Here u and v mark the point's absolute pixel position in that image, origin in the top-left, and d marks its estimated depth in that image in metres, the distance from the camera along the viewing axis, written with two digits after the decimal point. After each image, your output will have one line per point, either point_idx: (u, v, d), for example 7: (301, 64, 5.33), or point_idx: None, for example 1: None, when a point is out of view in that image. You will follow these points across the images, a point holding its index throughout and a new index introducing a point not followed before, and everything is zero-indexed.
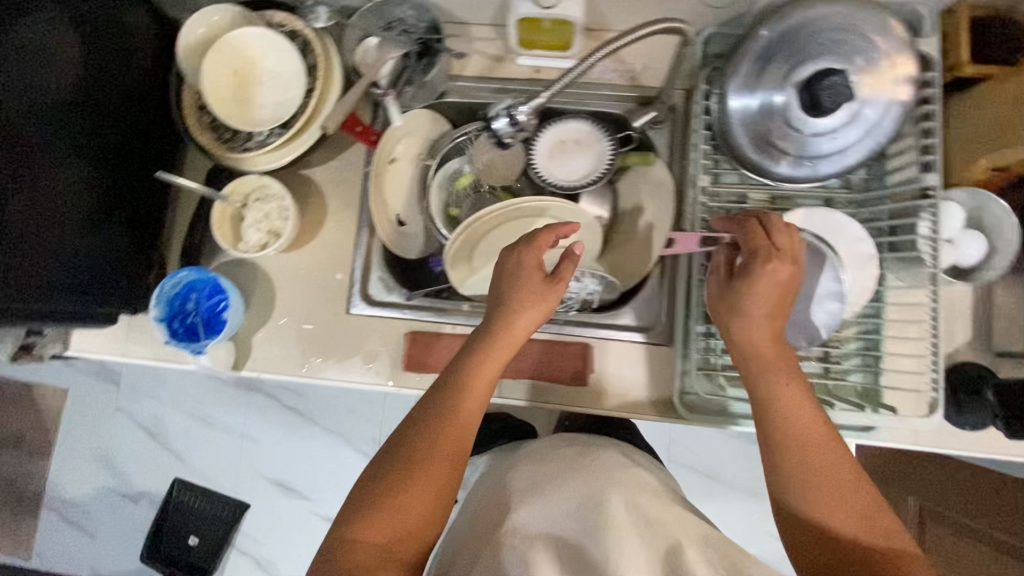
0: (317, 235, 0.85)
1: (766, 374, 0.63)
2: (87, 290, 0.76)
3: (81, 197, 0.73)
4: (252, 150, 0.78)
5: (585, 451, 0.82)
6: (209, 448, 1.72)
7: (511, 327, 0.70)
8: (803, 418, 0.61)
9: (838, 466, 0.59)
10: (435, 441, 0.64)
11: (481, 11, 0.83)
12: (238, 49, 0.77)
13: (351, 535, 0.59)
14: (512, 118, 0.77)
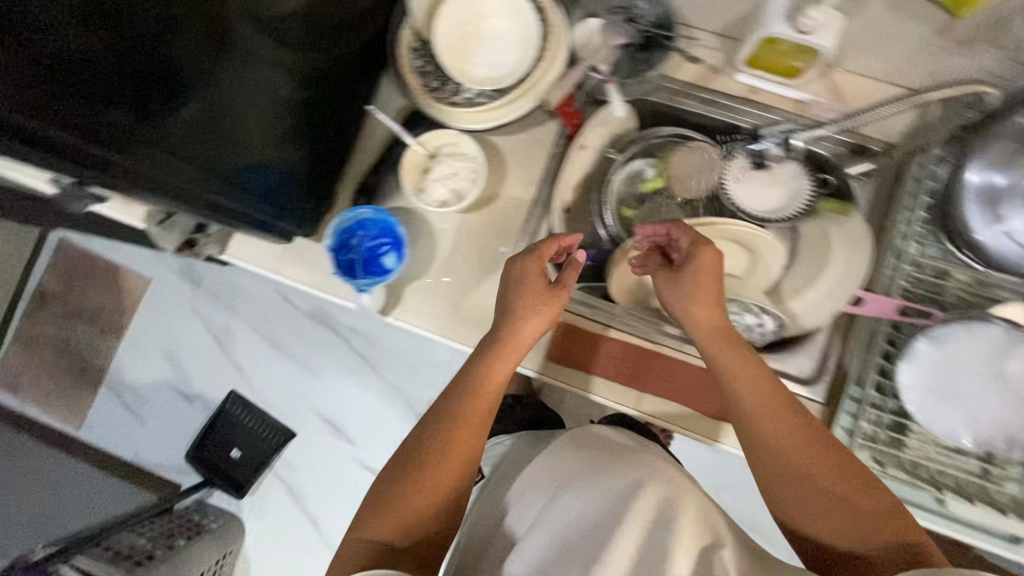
0: (489, 204, 0.84)
1: (711, 347, 0.68)
2: (269, 198, 0.78)
3: (274, 108, 0.75)
4: (459, 106, 0.77)
5: (597, 437, 0.76)
6: (270, 370, 1.74)
7: (518, 330, 0.71)
8: (781, 414, 0.64)
9: (836, 458, 0.61)
10: (449, 437, 0.67)
11: (716, 18, 0.79)
12: (475, 4, 0.76)
13: (368, 535, 0.63)
14: (786, 143, 0.79)
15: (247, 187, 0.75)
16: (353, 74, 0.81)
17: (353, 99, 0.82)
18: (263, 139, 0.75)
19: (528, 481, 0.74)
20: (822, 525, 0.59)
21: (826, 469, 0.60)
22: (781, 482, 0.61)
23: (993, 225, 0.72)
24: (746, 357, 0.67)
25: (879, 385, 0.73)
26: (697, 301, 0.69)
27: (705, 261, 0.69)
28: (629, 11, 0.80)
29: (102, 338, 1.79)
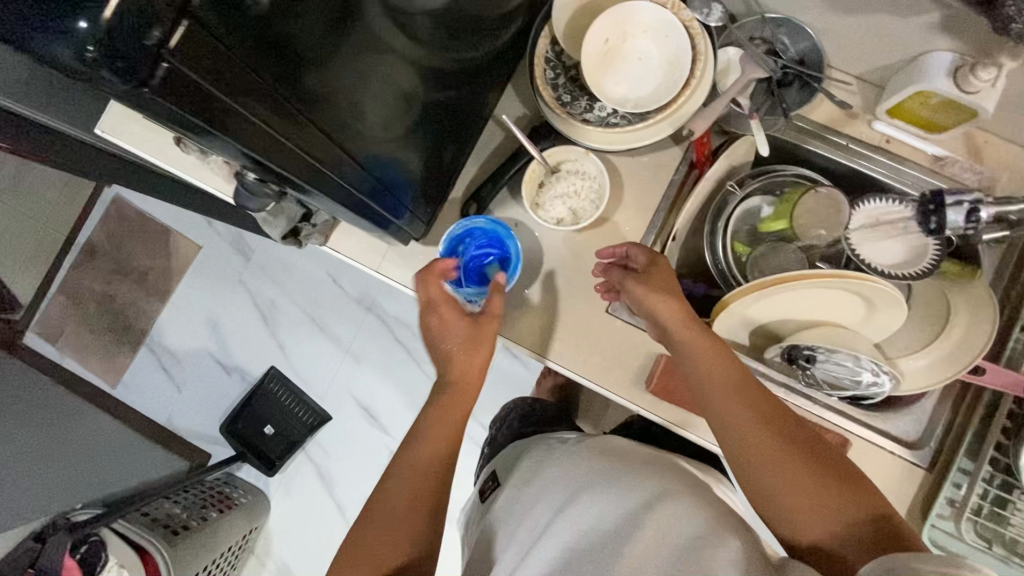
0: (602, 225, 0.82)
1: (684, 356, 0.67)
2: (383, 187, 0.68)
3: (404, 100, 0.66)
4: (592, 124, 0.75)
5: (615, 445, 0.74)
6: (311, 352, 1.73)
7: (449, 355, 0.75)
8: (724, 396, 0.63)
9: (768, 422, 0.61)
10: (415, 453, 0.72)
11: (862, 63, 0.78)
12: (625, 20, 0.73)
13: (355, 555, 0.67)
14: (971, 214, 0.67)
15: (376, 183, 0.67)
16: (483, 76, 0.79)
17: (478, 102, 0.81)
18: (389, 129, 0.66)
19: (536, 487, 0.72)
20: (791, 510, 0.56)
21: (782, 447, 0.59)
22: (742, 464, 0.60)
23: None
24: (721, 349, 0.67)
25: (991, 458, 0.72)
26: (659, 293, 0.69)
27: (657, 271, 0.71)
28: (773, 44, 0.78)
29: (147, 299, 1.79)
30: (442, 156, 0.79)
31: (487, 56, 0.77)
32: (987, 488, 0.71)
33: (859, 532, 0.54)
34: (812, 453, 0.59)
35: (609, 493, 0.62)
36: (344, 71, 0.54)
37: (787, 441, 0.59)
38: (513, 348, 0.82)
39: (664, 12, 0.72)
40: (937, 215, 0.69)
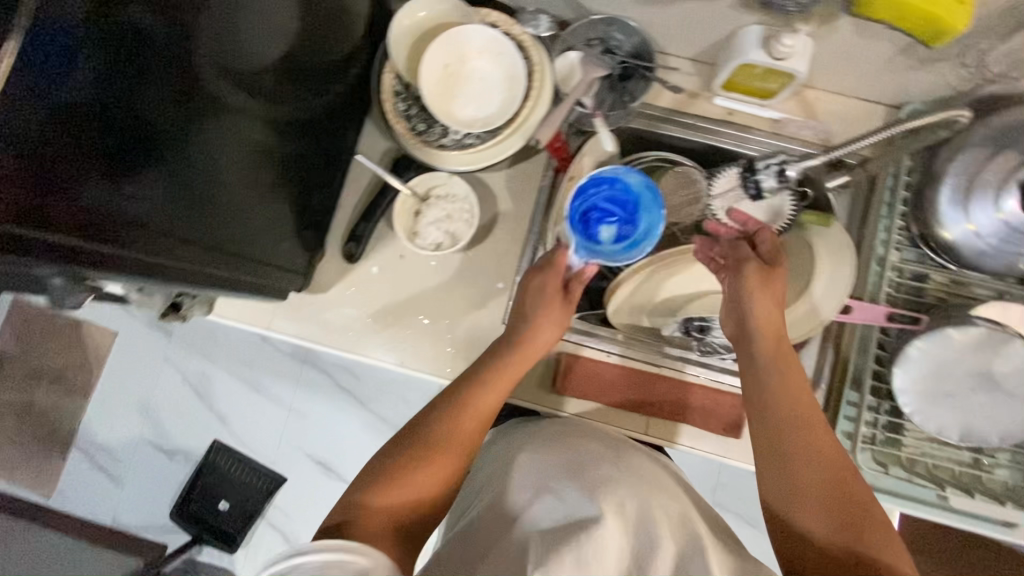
0: (483, 243, 0.85)
1: (761, 343, 0.67)
2: (241, 254, 0.69)
3: (255, 158, 0.69)
4: (450, 148, 0.78)
5: (578, 431, 0.73)
6: (253, 417, 1.65)
7: (530, 340, 0.72)
8: (789, 420, 0.62)
9: (818, 458, 0.59)
10: (457, 424, 0.66)
11: (692, 46, 0.82)
12: (458, 45, 0.76)
13: (361, 498, 0.61)
14: (781, 174, 0.78)
15: (233, 250, 0.68)
16: (333, 123, 0.81)
17: (337, 148, 0.83)
18: (248, 192, 0.69)
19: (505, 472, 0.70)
20: (797, 502, 0.58)
21: (818, 483, 0.58)
22: (780, 456, 0.61)
23: (964, 225, 0.74)
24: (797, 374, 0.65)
25: (872, 387, 0.77)
26: (771, 300, 0.68)
27: (777, 274, 0.69)
28: (608, 42, 0.81)
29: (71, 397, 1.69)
30: (311, 208, 0.81)
31: (331, 101, 0.80)
32: (876, 415, 0.77)
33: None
34: (850, 501, 0.57)
35: (575, 493, 0.62)
36: (168, 153, 0.56)
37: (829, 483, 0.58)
38: (422, 377, 0.83)
39: (493, 31, 0.75)
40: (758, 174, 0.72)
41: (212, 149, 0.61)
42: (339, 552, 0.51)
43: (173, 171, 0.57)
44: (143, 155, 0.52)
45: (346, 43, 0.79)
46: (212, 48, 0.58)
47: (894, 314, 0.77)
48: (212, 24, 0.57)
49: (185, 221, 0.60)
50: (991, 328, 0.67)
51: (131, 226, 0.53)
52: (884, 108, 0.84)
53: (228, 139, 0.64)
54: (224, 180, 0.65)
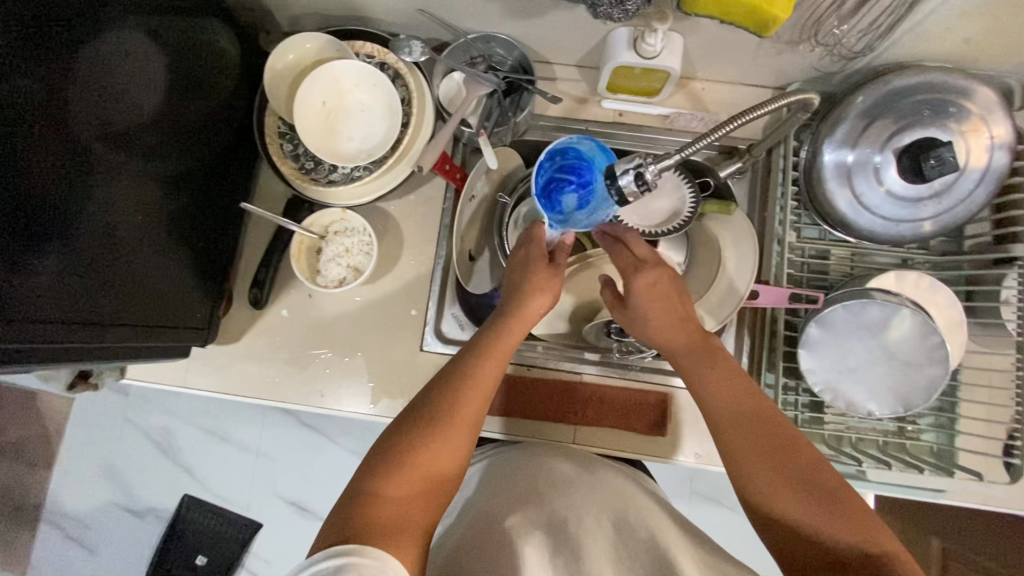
0: (391, 272, 0.85)
1: (697, 352, 0.64)
2: (144, 315, 0.70)
3: (148, 217, 0.69)
4: (339, 184, 0.78)
5: (541, 458, 0.76)
6: (224, 470, 1.44)
7: (523, 305, 0.67)
8: (742, 418, 0.59)
9: (779, 446, 0.57)
10: (457, 403, 0.61)
11: (571, 52, 0.83)
12: (331, 80, 0.76)
13: (373, 488, 0.56)
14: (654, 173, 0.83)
15: (137, 312, 0.68)
16: (221, 171, 0.81)
17: (229, 197, 0.83)
18: (146, 252, 0.69)
19: (499, 491, 0.73)
20: (786, 506, 0.54)
21: (794, 477, 0.55)
22: (756, 467, 0.57)
23: (853, 200, 0.76)
24: (737, 375, 0.62)
25: (786, 368, 0.78)
26: (677, 317, 0.66)
27: (665, 281, 0.67)
28: (491, 57, 0.82)
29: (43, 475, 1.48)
30: (211, 260, 0.81)
31: (215, 151, 0.79)
32: (794, 396, 0.76)
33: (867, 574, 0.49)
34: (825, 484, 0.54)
35: (562, 513, 0.67)
36: (55, 229, 0.57)
37: (797, 470, 0.55)
38: (345, 414, 0.83)
39: (362, 64, 0.75)
40: (609, 185, 0.61)
41: (104, 216, 0.63)
42: (353, 555, 0.49)
43: (69, 244, 0.59)
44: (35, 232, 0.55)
45: (224, 92, 0.80)
46: (83, 116, 0.59)
47: (800, 295, 0.75)
48: (81, 95, 0.59)
49: (77, 290, 0.60)
50: (882, 300, 0.69)
51: (10, 304, 0.53)
52: (771, 90, 0.85)
53: (122, 203, 0.65)
54: (122, 244, 0.66)
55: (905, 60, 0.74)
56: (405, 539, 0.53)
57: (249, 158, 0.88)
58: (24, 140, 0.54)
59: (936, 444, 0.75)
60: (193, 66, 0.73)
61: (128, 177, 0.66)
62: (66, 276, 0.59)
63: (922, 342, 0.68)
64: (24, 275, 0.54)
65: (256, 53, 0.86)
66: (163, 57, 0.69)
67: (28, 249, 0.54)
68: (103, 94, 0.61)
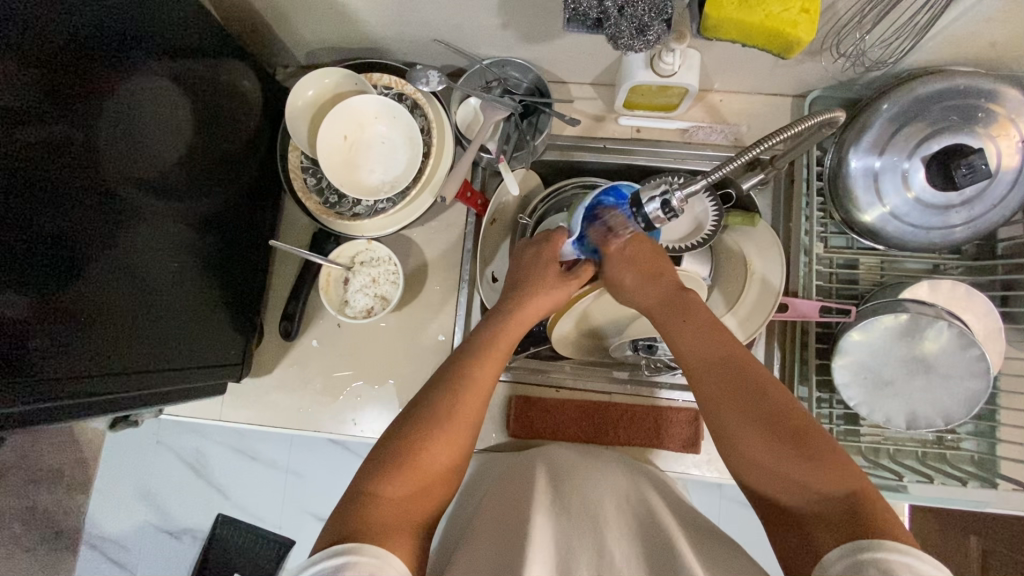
0: (416, 298, 0.86)
1: (671, 319, 0.65)
2: (177, 343, 0.70)
3: (176, 248, 0.70)
4: (363, 216, 0.79)
5: (544, 456, 0.74)
6: (251, 486, 1.45)
7: (523, 305, 0.71)
8: (707, 371, 0.59)
9: (743, 398, 0.56)
10: (454, 403, 0.61)
11: (587, 72, 0.83)
12: (354, 114, 0.77)
13: (372, 489, 0.55)
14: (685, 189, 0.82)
15: (170, 342, 0.69)
16: (247, 207, 0.83)
17: (255, 234, 0.85)
18: (173, 276, 0.69)
19: (500, 491, 0.70)
20: (759, 465, 0.54)
21: (759, 427, 0.54)
22: (724, 429, 0.57)
23: (879, 207, 0.75)
24: (709, 329, 0.62)
25: (820, 380, 0.77)
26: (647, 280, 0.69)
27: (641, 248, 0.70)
28: (506, 81, 0.81)
29: (77, 499, 1.47)
30: (241, 295, 0.82)
31: (242, 189, 0.81)
32: (829, 409, 0.76)
33: (845, 519, 0.48)
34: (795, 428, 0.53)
35: (568, 506, 0.63)
36: (90, 259, 0.58)
37: (765, 419, 0.54)
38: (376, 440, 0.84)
39: (385, 97, 0.76)
40: (636, 213, 0.61)
41: (134, 242, 0.64)
42: (348, 555, 0.48)
43: (100, 268, 0.59)
44: (66, 264, 0.56)
45: (247, 129, 0.81)
46: (110, 149, 0.60)
47: (830, 307, 0.74)
48: (110, 127, 0.60)
49: (114, 331, 0.61)
50: (915, 312, 0.68)
51: (47, 354, 0.54)
52: (790, 99, 0.84)
53: (150, 231, 0.66)
54: (149, 269, 0.66)
55: (929, 65, 0.72)
56: (404, 539, 0.52)
57: (273, 191, 0.89)
58: (55, 190, 0.55)
59: (977, 454, 0.74)
60: (219, 104, 0.75)
61: (156, 208, 0.67)
62: (101, 301, 0.60)
63: (960, 354, 0.67)
64: (61, 324, 0.55)
65: (276, 89, 0.87)
66: (187, 101, 0.70)
67: (65, 296, 0.56)
68: (128, 129, 0.62)
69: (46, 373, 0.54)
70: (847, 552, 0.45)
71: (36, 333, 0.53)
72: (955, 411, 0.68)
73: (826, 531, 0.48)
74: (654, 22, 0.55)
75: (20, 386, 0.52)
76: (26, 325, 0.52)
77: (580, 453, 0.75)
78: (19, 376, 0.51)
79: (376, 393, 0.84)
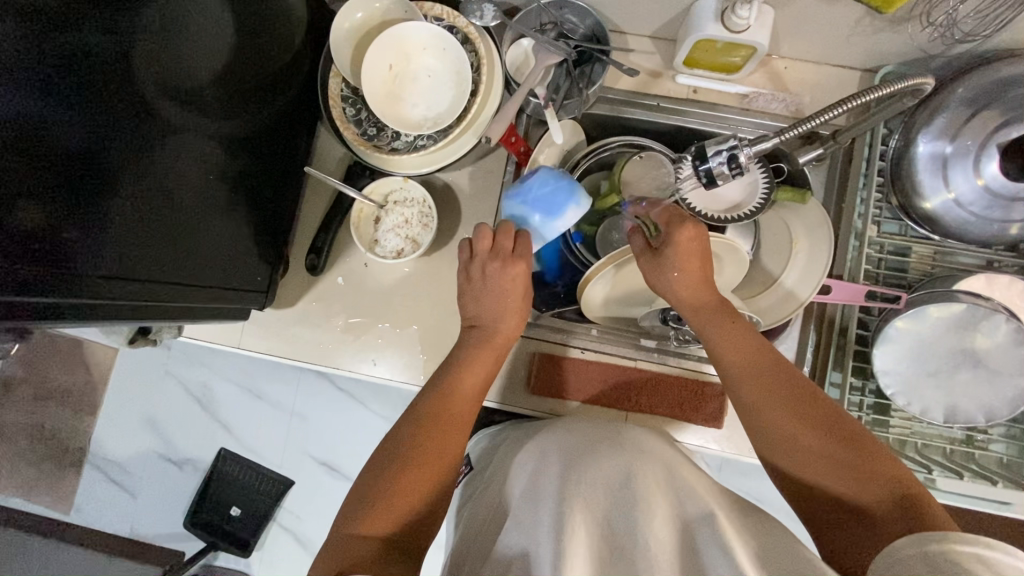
0: (447, 244, 0.84)
1: (709, 322, 0.65)
2: (203, 267, 0.68)
3: (207, 170, 0.68)
4: (401, 152, 0.77)
5: (565, 429, 0.71)
6: (257, 424, 1.45)
7: (494, 326, 0.71)
8: (751, 377, 0.61)
9: (787, 402, 0.58)
10: (432, 432, 0.63)
11: (649, 22, 0.78)
12: (402, 43, 0.73)
13: (354, 532, 0.56)
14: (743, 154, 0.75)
15: (198, 265, 0.68)
16: (280, 132, 0.79)
17: (286, 161, 0.82)
18: (205, 201, 0.68)
19: (531, 462, 0.67)
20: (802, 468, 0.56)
21: (805, 430, 0.56)
22: (767, 434, 0.59)
23: (944, 194, 0.71)
24: (745, 333, 0.63)
25: (856, 366, 0.75)
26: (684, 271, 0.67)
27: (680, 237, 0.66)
28: (562, 25, 0.77)
29: (84, 419, 1.48)
30: (269, 223, 0.80)
31: (277, 112, 0.78)
32: (861, 397, 0.73)
33: (900, 514, 0.50)
34: (842, 430, 0.56)
35: (602, 472, 0.61)
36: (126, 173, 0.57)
37: (812, 420, 0.57)
38: (393, 384, 0.83)
39: (437, 26, 0.72)
40: (698, 166, 0.57)
41: (168, 162, 0.62)
42: None
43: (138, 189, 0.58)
44: (101, 172, 0.54)
45: (289, 48, 0.77)
46: (146, 56, 0.58)
47: (877, 292, 0.72)
48: (149, 35, 0.58)
49: (145, 243, 0.60)
50: (969, 305, 0.65)
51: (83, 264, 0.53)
52: (859, 72, 0.79)
53: (187, 154, 0.65)
54: (185, 193, 0.65)
55: (1017, 46, 0.68)
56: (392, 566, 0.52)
57: (309, 121, 0.86)
58: (86, 92, 0.52)
59: (1007, 456, 0.72)
60: (261, 18, 0.71)
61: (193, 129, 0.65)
62: (140, 220, 0.59)
63: (1013, 349, 0.65)
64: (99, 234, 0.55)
65: (320, 11, 0.83)
66: (229, 11, 0.66)
67: (104, 207, 0.55)
68: (167, 39, 0.59)
69: (86, 273, 0.53)
70: (909, 545, 0.44)
71: (73, 230, 0.52)
72: (1001, 410, 0.65)
73: (879, 527, 0.50)
74: None
75: (60, 283, 0.51)
76: (64, 222, 0.51)
77: (597, 424, 0.73)
78: (61, 281, 0.51)
79: (399, 336, 0.83)
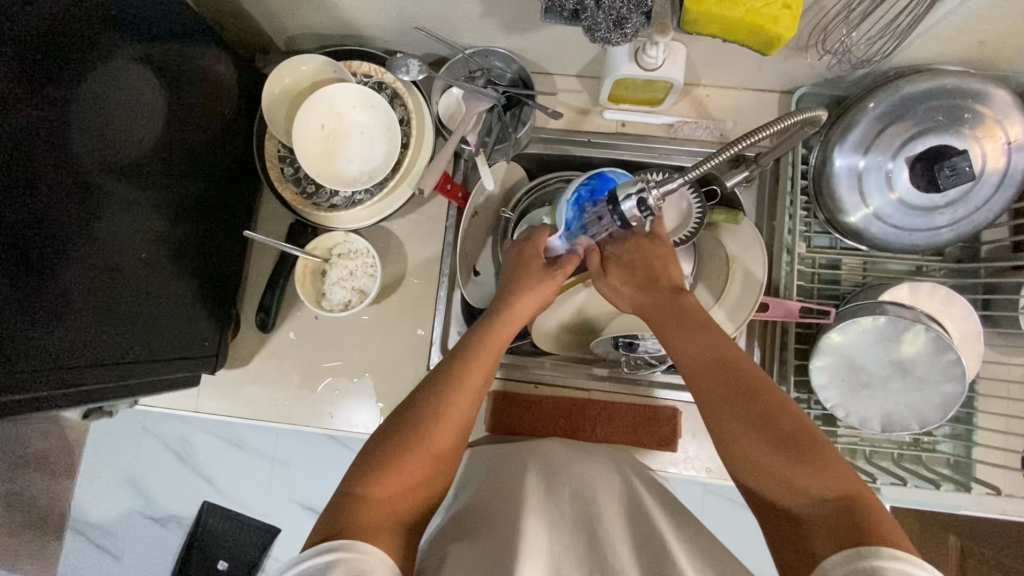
0: (396, 290, 0.85)
1: (674, 326, 0.64)
2: (150, 337, 0.69)
3: (152, 243, 0.69)
4: (341, 207, 0.78)
5: (537, 448, 0.75)
6: (240, 475, 1.40)
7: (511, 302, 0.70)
8: (706, 378, 0.59)
9: (743, 405, 0.56)
10: (447, 404, 0.61)
11: (571, 63, 0.81)
12: (331, 103, 0.75)
13: (358, 491, 0.54)
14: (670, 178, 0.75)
15: (144, 337, 0.68)
16: (224, 198, 0.81)
17: (229, 223, 0.83)
18: (151, 273, 0.69)
19: (504, 475, 0.70)
20: (757, 476, 0.54)
21: (758, 437, 0.54)
22: (724, 434, 0.57)
23: (863, 208, 0.74)
24: (708, 331, 0.62)
25: (800, 380, 0.77)
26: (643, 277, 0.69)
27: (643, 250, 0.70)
28: (489, 72, 0.80)
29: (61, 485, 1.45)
30: (218, 287, 0.82)
31: (220, 177, 0.80)
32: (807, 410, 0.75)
33: (838, 526, 0.48)
34: (789, 429, 0.54)
35: (568, 495, 0.64)
36: (68, 251, 0.58)
37: (759, 417, 0.55)
38: (353, 434, 0.83)
39: (363, 85, 0.74)
40: (613, 211, 0.60)
41: (113, 238, 0.63)
42: (338, 551, 0.48)
43: (79, 265, 0.59)
44: (45, 255, 0.55)
45: (223, 116, 0.79)
46: (86, 141, 0.59)
47: (810, 308, 0.74)
48: (87, 120, 0.59)
49: (86, 322, 0.60)
50: (893, 316, 0.67)
51: (17, 350, 0.53)
52: (777, 95, 0.83)
53: (131, 229, 0.66)
54: (128, 266, 0.65)
55: (918, 63, 0.71)
56: (388, 538, 0.51)
57: (251, 180, 0.87)
58: (28, 184, 0.54)
59: (952, 456, 0.73)
60: (195, 92, 0.73)
61: (137, 203, 0.66)
62: (79, 295, 0.59)
63: (937, 357, 0.67)
64: (38, 320, 0.55)
65: (253, 75, 0.85)
66: (161, 87, 0.68)
67: (40, 287, 0.55)
68: (106, 121, 0.61)
69: (20, 364, 0.54)
70: (843, 559, 0.46)
71: (10, 320, 0.52)
72: (933, 416, 0.67)
73: (820, 534, 0.49)
74: (632, 15, 0.54)
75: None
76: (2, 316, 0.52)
77: (569, 445, 0.76)
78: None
79: (355, 386, 0.84)
